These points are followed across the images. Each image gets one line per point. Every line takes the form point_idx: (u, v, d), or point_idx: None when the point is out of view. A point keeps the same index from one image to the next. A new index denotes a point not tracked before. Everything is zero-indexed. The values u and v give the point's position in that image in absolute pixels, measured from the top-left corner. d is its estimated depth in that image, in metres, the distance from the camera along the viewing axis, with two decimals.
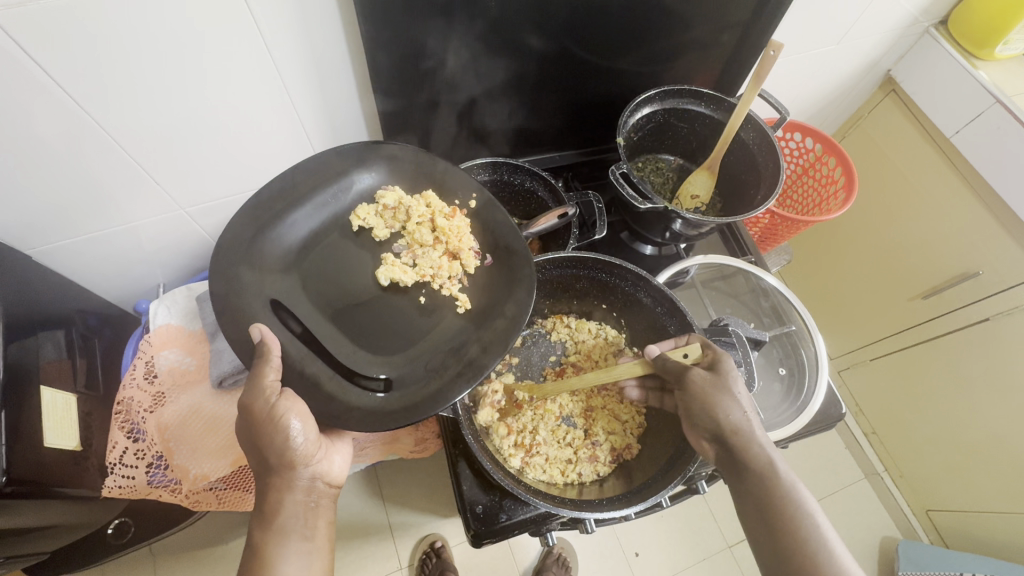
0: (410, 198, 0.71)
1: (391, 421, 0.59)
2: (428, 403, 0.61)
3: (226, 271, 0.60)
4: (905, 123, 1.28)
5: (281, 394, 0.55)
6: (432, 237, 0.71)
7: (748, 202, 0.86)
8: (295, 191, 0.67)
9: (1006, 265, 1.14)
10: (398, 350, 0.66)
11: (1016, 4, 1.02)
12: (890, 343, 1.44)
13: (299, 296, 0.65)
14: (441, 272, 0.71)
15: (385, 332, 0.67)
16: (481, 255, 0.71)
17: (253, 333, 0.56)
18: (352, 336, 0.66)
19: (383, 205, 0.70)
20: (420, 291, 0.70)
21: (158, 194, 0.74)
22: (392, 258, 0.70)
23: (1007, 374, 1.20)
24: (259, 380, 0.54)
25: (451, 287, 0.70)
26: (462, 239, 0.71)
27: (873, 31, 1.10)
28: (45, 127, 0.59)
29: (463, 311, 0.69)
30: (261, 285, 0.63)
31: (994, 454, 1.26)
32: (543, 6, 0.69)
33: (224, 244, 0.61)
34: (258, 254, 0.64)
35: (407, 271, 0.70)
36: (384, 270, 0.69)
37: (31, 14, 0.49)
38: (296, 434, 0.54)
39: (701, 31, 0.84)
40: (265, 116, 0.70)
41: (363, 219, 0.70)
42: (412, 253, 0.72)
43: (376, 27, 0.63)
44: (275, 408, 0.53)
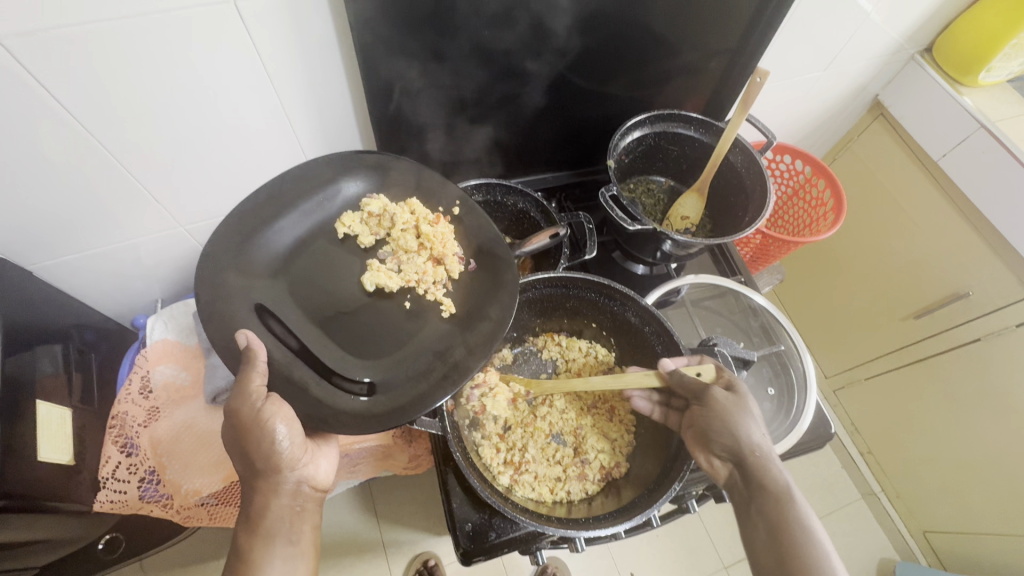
0: (395, 205, 0.73)
1: (376, 423, 0.60)
2: (415, 405, 0.61)
3: (212, 277, 0.61)
4: (894, 147, 1.30)
5: (267, 398, 0.55)
6: (417, 243, 0.73)
7: (737, 223, 0.88)
8: (281, 201, 0.68)
9: (996, 285, 1.15)
10: (382, 355, 0.67)
11: (997, 33, 1.04)
12: (884, 363, 1.45)
13: (284, 306, 0.66)
14: (425, 277, 0.72)
15: (371, 338, 0.68)
16: (465, 261, 0.73)
17: (239, 338, 0.57)
18: (337, 339, 0.67)
19: (368, 212, 0.72)
20: (406, 296, 0.72)
21: (160, 211, 0.76)
22: (377, 264, 0.72)
23: (1000, 394, 1.20)
24: (245, 387, 0.54)
25: (436, 292, 0.72)
26: (447, 245, 0.72)
27: (860, 57, 1.13)
28: (50, 147, 0.61)
29: (448, 315, 0.70)
30: (247, 291, 0.64)
31: (989, 474, 1.26)
32: (535, 33, 0.71)
33: (212, 250, 0.63)
34: (246, 260, 0.65)
35: (392, 277, 0.72)
36: (369, 276, 0.70)
37: (41, 41, 0.51)
38: (282, 439, 0.54)
39: (689, 58, 0.86)
40: (265, 137, 0.72)
41: (348, 226, 0.71)
42: (397, 259, 0.73)
43: (373, 54, 0.65)
44: (260, 412, 0.54)
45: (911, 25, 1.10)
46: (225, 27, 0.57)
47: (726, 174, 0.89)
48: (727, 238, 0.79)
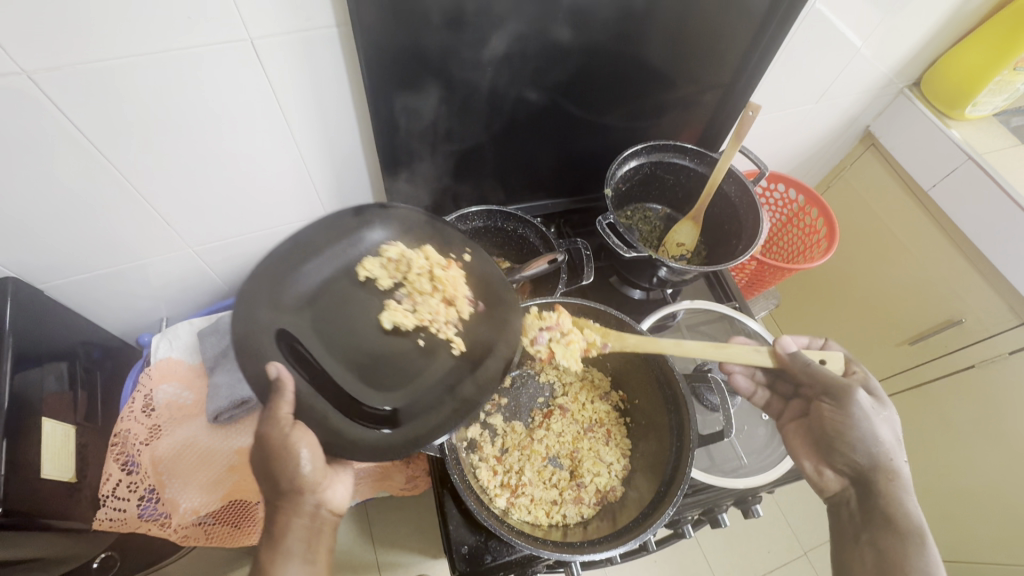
0: (411, 251, 0.73)
1: (395, 453, 0.62)
2: (428, 435, 0.63)
3: (245, 315, 0.63)
4: (885, 176, 1.34)
5: (294, 424, 0.56)
6: (430, 286, 0.73)
7: (731, 250, 0.90)
8: (314, 242, 0.70)
9: (988, 313, 1.17)
10: (393, 385, 0.69)
11: (982, 70, 1.08)
12: (881, 388, 1.46)
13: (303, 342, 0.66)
14: (439, 318, 0.73)
15: (387, 370, 0.70)
16: (475, 302, 0.73)
17: (270, 369, 0.58)
18: (350, 369, 0.68)
19: (387, 257, 0.73)
20: (419, 334, 0.73)
21: (170, 233, 0.78)
22: (393, 303, 0.72)
23: (995, 421, 1.21)
24: (273, 413, 0.55)
25: (447, 331, 0.73)
26: (459, 288, 0.73)
27: (850, 90, 1.17)
28: (68, 172, 0.64)
29: (459, 353, 0.72)
30: (275, 325, 0.65)
31: (987, 501, 1.26)
32: (536, 66, 0.75)
33: (249, 288, 0.64)
34: (276, 296, 0.66)
35: (407, 315, 0.73)
36: (386, 314, 0.71)
37: (66, 74, 0.54)
38: (305, 464, 0.55)
39: (685, 91, 0.90)
40: (275, 165, 0.75)
41: (368, 270, 0.72)
42: (412, 299, 0.74)
43: (381, 87, 0.68)
44: (288, 437, 0.54)
45: (899, 60, 1.14)
46: (242, 61, 0.60)
47: (720, 203, 0.91)
48: (721, 266, 0.81)
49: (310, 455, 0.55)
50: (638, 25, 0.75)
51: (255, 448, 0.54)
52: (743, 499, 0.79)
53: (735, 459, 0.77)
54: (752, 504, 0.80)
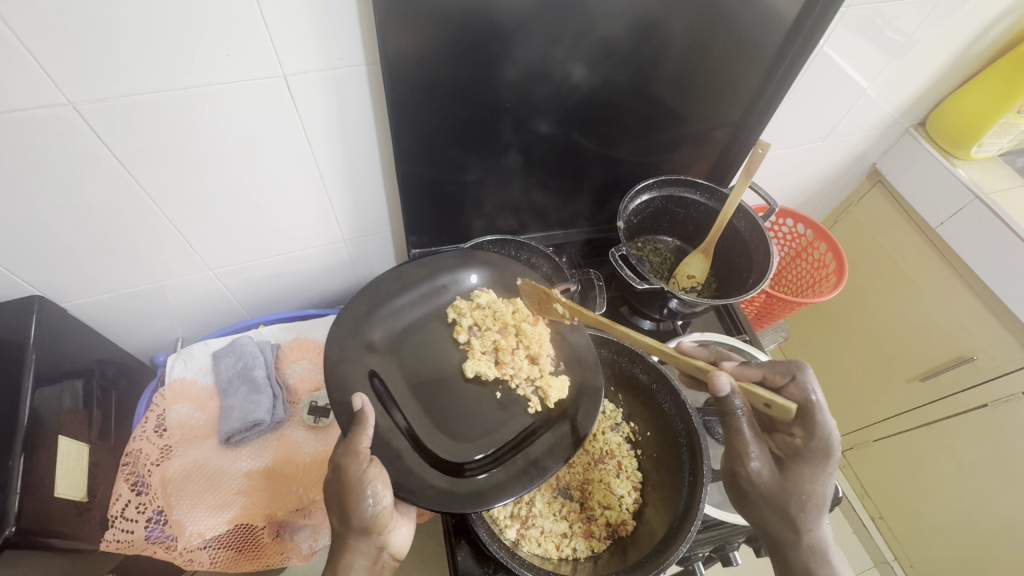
0: (501, 302, 0.79)
1: (456, 502, 0.61)
2: (493, 492, 0.63)
3: (342, 339, 0.69)
4: (893, 212, 1.35)
5: (371, 462, 0.57)
6: (514, 341, 0.78)
7: (741, 284, 0.91)
8: (405, 279, 0.77)
9: (1000, 352, 1.17)
10: (472, 438, 0.71)
11: (986, 111, 1.10)
12: (892, 425, 1.44)
13: (397, 379, 0.72)
14: (520, 373, 0.75)
15: (461, 419, 0.73)
16: (555, 362, 0.77)
17: (354, 400, 0.60)
18: (439, 422, 0.71)
19: (477, 303, 0.79)
20: (498, 386, 0.76)
21: (192, 256, 0.80)
22: (478, 352, 0.76)
23: (1011, 463, 1.18)
24: (354, 446, 0.57)
25: (526, 387, 0.75)
26: (542, 345, 0.77)
27: (857, 129, 1.20)
28: (101, 198, 0.66)
29: (533, 411, 0.73)
30: (363, 358, 0.71)
31: (1005, 546, 1.23)
32: (551, 102, 0.78)
33: (348, 311, 0.71)
34: (364, 332, 0.72)
35: (490, 366, 0.76)
36: (470, 363, 0.75)
37: (108, 104, 0.57)
38: (375, 502, 0.56)
39: (695, 128, 0.92)
40: (299, 194, 0.77)
41: (457, 313, 0.78)
42: (496, 351, 0.78)
43: (404, 120, 0.71)
44: (366, 474, 0.56)
45: (904, 101, 1.17)
46: (274, 95, 0.62)
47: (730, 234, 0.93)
48: (732, 299, 0.81)
49: (384, 493, 0.57)
50: (650, 64, 0.78)
51: (329, 481, 0.56)
52: (755, 537, 0.78)
53: None
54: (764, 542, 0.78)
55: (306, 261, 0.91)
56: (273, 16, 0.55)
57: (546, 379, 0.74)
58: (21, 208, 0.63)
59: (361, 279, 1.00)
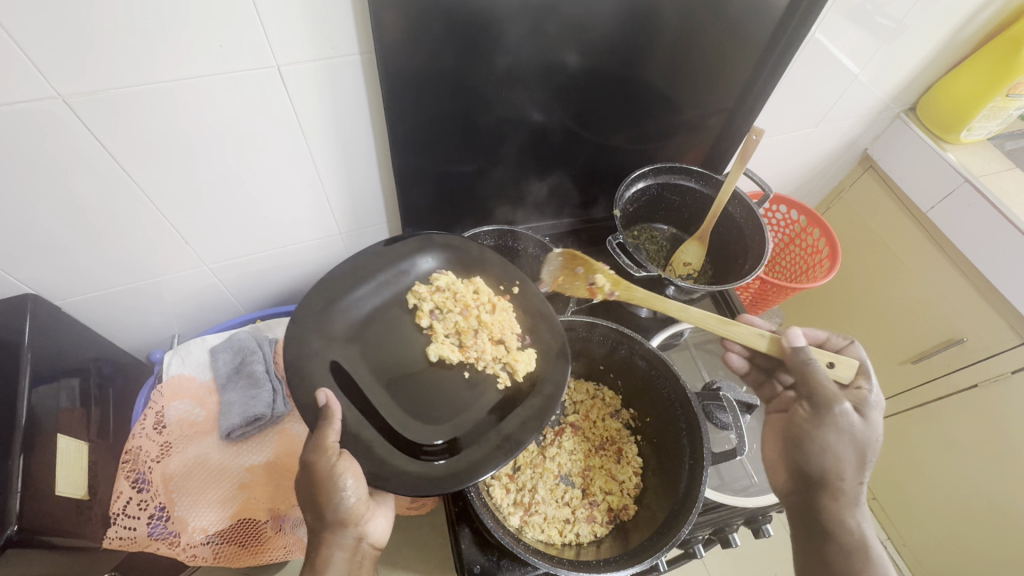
0: (460, 283, 0.78)
1: (433, 486, 0.61)
2: (470, 470, 0.63)
3: (298, 336, 0.67)
4: (885, 197, 1.36)
5: (340, 455, 0.58)
6: (476, 324, 0.77)
7: (737, 270, 0.91)
8: (362, 269, 0.75)
9: (989, 333, 1.19)
10: (442, 417, 0.70)
11: (976, 95, 1.11)
12: (883, 407, 1.47)
13: (373, 367, 0.72)
14: (485, 354, 0.74)
15: (432, 402, 0.71)
16: (522, 338, 0.76)
17: (319, 397, 0.60)
18: (422, 406, 0.71)
19: (436, 286, 0.78)
20: (465, 368, 0.75)
21: (186, 251, 0.79)
22: (440, 336, 0.75)
23: (1000, 441, 1.21)
24: (321, 441, 0.57)
25: (494, 366, 0.74)
26: (506, 325, 0.76)
27: (849, 114, 1.20)
28: (93, 194, 0.65)
29: (504, 388, 0.73)
30: (324, 351, 0.69)
31: (994, 522, 1.26)
32: (546, 90, 0.77)
33: (303, 309, 0.69)
34: (327, 324, 0.71)
35: (453, 350, 0.75)
36: (433, 347, 0.74)
37: (98, 98, 0.56)
38: (349, 494, 0.56)
39: (689, 115, 0.92)
40: (293, 188, 0.76)
41: (418, 297, 0.77)
42: (458, 334, 0.77)
43: (400, 111, 0.70)
44: (336, 466, 0.56)
45: (895, 86, 1.18)
46: (267, 86, 0.62)
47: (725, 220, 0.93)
48: (727, 285, 0.82)
49: (355, 484, 0.57)
50: (643, 51, 0.78)
51: (300, 478, 0.56)
52: (754, 518, 0.79)
53: (745, 478, 0.77)
54: (763, 523, 0.80)
55: (301, 255, 0.90)
56: (264, 5, 0.54)
57: (513, 356, 0.73)
58: (11, 204, 0.62)
59: None
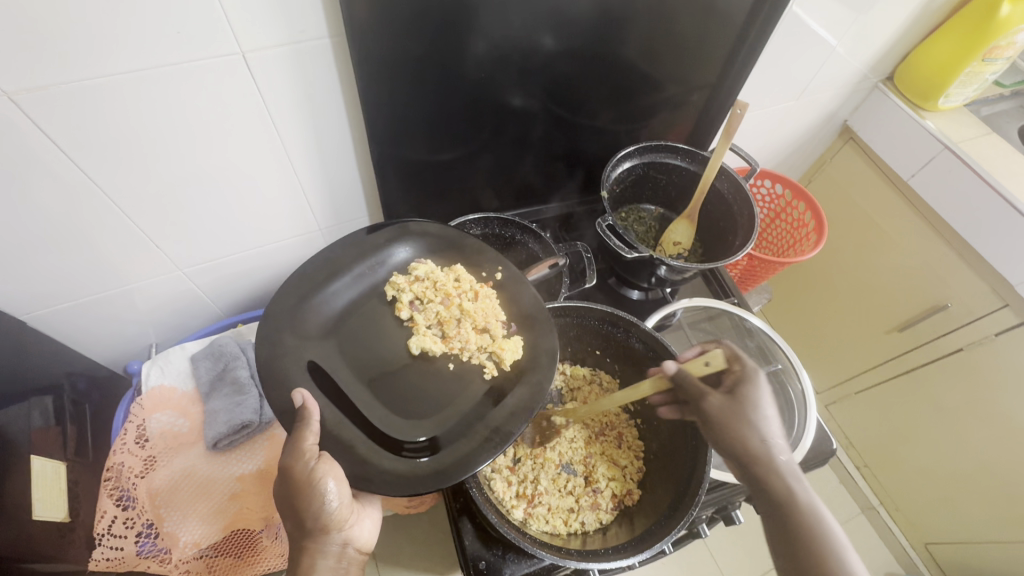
0: (440, 271, 0.75)
1: (419, 484, 0.58)
2: (457, 467, 0.60)
3: (268, 337, 0.64)
4: (866, 168, 1.37)
5: (320, 457, 0.55)
6: (459, 313, 0.74)
7: (727, 247, 0.91)
8: (336, 264, 0.72)
9: (972, 297, 1.20)
10: (426, 414, 0.67)
11: (952, 61, 1.11)
12: (872, 376, 1.49)
13: (368, 365, 0.70)
14: (469, 345, 0.72)
15: (416, 397, 0.69)
16: (508, 325, 0.73)
17: (295, 398, 0.58)
18: (417, 402, 0.69)
19: (415, 276, 0.74)
20: (450, 360, 0.72)
21: (157, 255, 0.75)
22: (422, 328, 0.72)
23: (987, 402, 1.23)
24: (298, 445, 0.55)
25: (479, 357, 0.71)
26: (490, 313, 0.73)
27: (828, 86, 1.20)
28: (50, 199, 0.61)
29: (490, 377, 0.70)
30: (300, 351, 0.66)
31: (984, 481, 1.29)
32: (526, 70, 0.75)
33: (274, 307, 0.66)
34: (301, 321, 0.68)
35: (436, 341, 0.72)
36: (415, 340, 0.71)
37: (47, 94, 0.52)
38: (332, 498, 0.54)
39: (672, 92, 0.91)
40: (267, 182, 0.73)
41: (396, 287, 0.73)
42: (441, 324, 0.74)
43: (375, 97, 0.67)
44: (315, 471, 0.54)
45: (873, 55, 1.17)
46: (231, 75, 0.58)
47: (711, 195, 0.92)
48: (719, 262, 0.81)
49: (337, 488, 0.55)
50: (622, 27, 0.76)
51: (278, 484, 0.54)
52: None
53: None
54: None
55: (281, 254, 0.87)
56: None
57: (498, 345, 0.70)
58: None
59: None
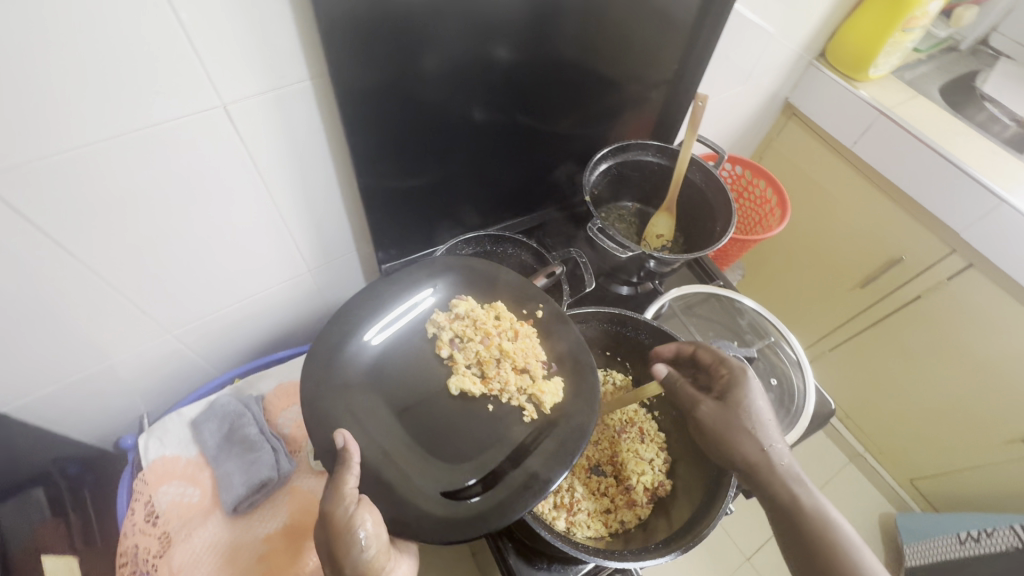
0: (480, 309, 0.77)
1: (461, 531, 0.59)
2: (502, 512, 0.60)
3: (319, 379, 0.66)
4: (811, 140, 1.46)
5: (358, 502, 0.56)
6: (499, 354, 0.75)
7: (707, 232, 0.94)
8: (371, 309, 0.73)
9: (923, 248, 1.30)
10: (467, 458, 0.68)
11: (877, 35, 1.20)
12: (842, 332, 1.58)
13: (389, 405, 0.70)
14: (508, 386, 0.73)
15: (455, 438, 0.70)
16: (547, 364, 0.74)
17: (337, 439, 0.60)
18: (442, 435, 0.69)
19: (456, 313, 0.76)
20: (488, 400, 0.73)
21: (143, 322, 0.72)
22: (462, 368, 0.74)
23: (949, 342, 1.33)
24: (339, 488, 0.56)
25: (518, 397, 0.72)
26: (529, 354, 0.74)
27: (769, 68, 1.27)
28: (23, 281, 0.57)
29: (529, 421, 0.71)
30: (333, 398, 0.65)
31: (955, 414, 1.40)
32: (498, 87, 0.76)
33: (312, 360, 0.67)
34: (343, 372, 0.69)
35: (476, 382, 0.73)
36: (455, 381, 0.72)
37: (17, 174, 0.49)
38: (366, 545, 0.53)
39: (634, 91, 0.94)
40: (253, 231, 0.71)
41: (437, 326, 0.76)
42: (480, 365, 0.75)
43: (358, 132, 0.67)
44: (351, 517, 0.54)
45: (805, 35, 1.25)
46: (212, 129, 0.56)
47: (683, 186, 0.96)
48: (706, 250, 0.84)
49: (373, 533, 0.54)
50: (585, 35, 0.78)
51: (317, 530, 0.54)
52: None
53: None
54: None
55: (270, 301, 0.84)
56: (203, 39, 0.49)
57: (538, 388, 0.71)
58: None
59: (333, 307, 0.95)
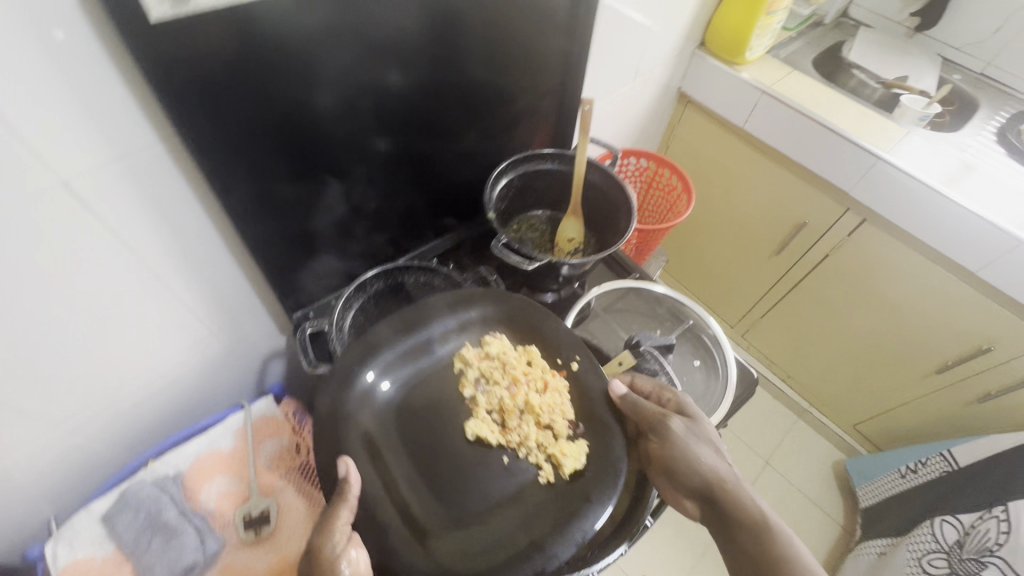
0: (513, 351, 0.84)
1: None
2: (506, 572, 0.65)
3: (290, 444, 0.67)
4: (708, 124, 1.53)
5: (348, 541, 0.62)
6: (523, 406, 0.80)
7: (615, 229, 0.97)
8: (375, 345, 0.79)
9: (822, 211, 1.39)
10: (472, 510, 0.71)
11: (745, 19, 1.27)
12: (769, 298, 1.67)
13: (388, 470, 0.72)
14: (526, 440, 0.77)
15: (461, 486, 0.73)
16: (573, 424, 0.79)
17: (340, 467, 0.66)
18: (430, 478, 0.73)
19: (487, 351, 0.83)
20: (503, 452, 0.76)
21: (27, 423, 0.66)
22: (482, 416, 0.78)
23: (860, 293, 1.43)
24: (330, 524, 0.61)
25: (536, 455, 0.76)
26: (557, 412, 0.79)
27: (655, 62, 1.33)
28: None
29: (545, 481, 0.74)
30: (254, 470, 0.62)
31: (877, 358, 1.50)
32: (380, 119, 0.75)
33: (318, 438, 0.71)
34: (356, 417, 0.75)
35: (494, 430, 0.78)
36: (473, 426, 0.77)
37: None
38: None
39: (523, 102, 0.95)
40: (137, 304, 0.67)
41: (464, 363, 0.82)
42: (500, 415, 0.80)
43: (231, 186, 0.64)
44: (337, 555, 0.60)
45: (683, 27, 1.31)
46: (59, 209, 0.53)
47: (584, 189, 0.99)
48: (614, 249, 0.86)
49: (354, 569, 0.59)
50: (463, 56, 0.79)
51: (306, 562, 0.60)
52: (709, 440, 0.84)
53: None
54: None
55: (177, 372, 0.80)
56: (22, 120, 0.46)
57: (560, 449, 0.75)
58: None
59: (251, 363, 0.91)
